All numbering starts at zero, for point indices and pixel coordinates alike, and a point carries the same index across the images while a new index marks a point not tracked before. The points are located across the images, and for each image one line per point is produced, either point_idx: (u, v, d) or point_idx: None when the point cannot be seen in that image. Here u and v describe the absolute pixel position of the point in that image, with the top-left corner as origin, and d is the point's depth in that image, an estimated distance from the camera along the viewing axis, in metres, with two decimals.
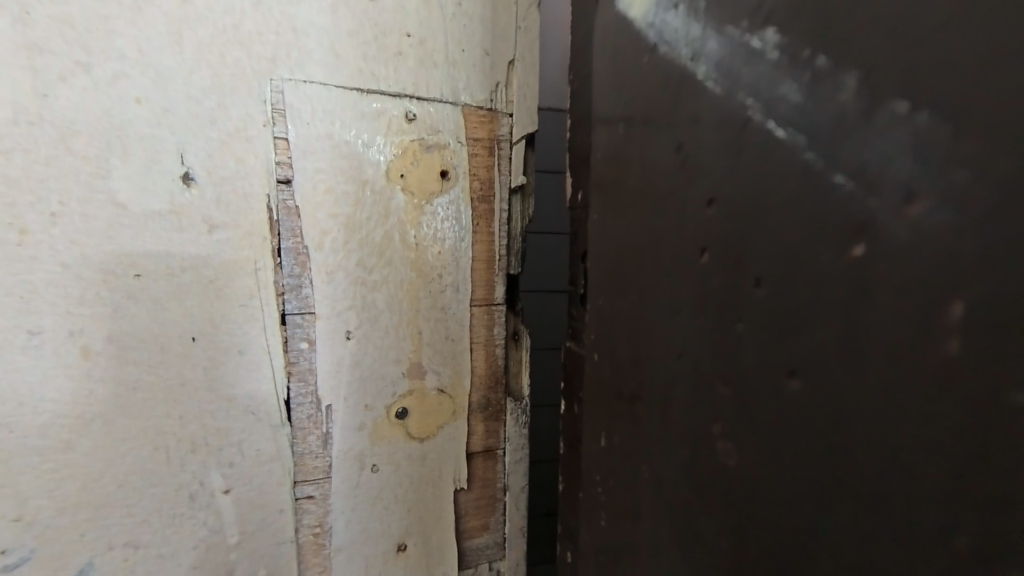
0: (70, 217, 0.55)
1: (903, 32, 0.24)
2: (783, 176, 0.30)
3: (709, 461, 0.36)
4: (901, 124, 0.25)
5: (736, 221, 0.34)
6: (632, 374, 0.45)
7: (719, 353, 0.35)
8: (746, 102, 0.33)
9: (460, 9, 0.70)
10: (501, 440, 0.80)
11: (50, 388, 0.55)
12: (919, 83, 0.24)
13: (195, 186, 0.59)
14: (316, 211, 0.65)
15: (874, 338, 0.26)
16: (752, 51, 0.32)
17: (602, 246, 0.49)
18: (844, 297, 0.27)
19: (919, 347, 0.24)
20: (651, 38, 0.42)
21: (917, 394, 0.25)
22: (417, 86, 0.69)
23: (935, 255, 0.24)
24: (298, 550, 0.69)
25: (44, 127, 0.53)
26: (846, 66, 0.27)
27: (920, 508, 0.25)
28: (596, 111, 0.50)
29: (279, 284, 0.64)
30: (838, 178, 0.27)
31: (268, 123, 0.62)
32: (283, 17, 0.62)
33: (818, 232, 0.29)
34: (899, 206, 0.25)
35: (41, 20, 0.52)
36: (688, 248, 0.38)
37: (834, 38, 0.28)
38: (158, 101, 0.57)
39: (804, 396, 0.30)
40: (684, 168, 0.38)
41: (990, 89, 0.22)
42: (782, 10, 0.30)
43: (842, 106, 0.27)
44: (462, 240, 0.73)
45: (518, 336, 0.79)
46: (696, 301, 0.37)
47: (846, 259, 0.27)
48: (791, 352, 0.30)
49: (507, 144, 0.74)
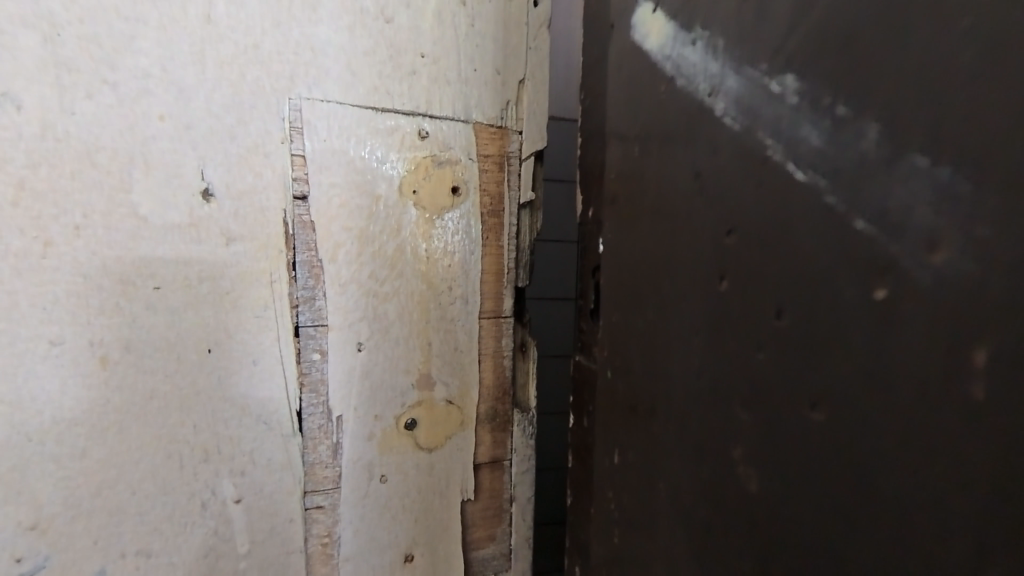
0: (92, 229, 0.56)
1: (926, 87, 0.25)
2: (805, 213, 0.31)
3: (727, 484, 0.37)
4: (923, 172, 0.26)
5: (755, 252, 0.35)
6: (647, 395, 0.46)
7: (739, 377, 0.36)
8: (767, 140, 0.34)
9: (471, 30, 0.71)
10: (507, 451, 0.80)
11: (67, 396, 0.56)
12: (942, 136, 0.25)
13: (213, 200, 0.61)
14: (331, 224, 0.66)
15: (897, 375, 0.27)
16: (771, 92, 0.34)
17: (615, 266, 0.50)
18: (868, 335, 0.28)
19: (946, 389, 0.25)
20: (668, 70, 0.43)
21: (941, 432, 0.25)
22: (430, 103, 0.70)
23: (958, 302, 0.25)
24: (306, 560, 0.69)
25: (70, 142, 0.54)
26: (867, 115, 0.28)
27: (939, 541, 0.25)
28: (610, 133, 0.51)
29: (293, 295, 0.65)
30: (859, 222, 0.28)
31: (285, 139, 0.63)
32: (302, 37, 0.63)
33: (840, 270, 0.29)
34: (922, 253, 0.26)
35: (70, 40, 0.54)
36: (706, 275, 0.39)
37: (854, 87, 0.29)
38: (180, 117, 0.58)
39: (825, 426, 0.30)
40: (704, 196, 0.39)
41: (1013, 148, 0.22)
42: (803, 54, 0.32)
43: (864, 152, 0.28)
44: (473, 253, 0.74)
45: (523, 348, 0.79)
46: (715, 328, 0.38)
47: (870, 298, 0.28)
48: (812, 383, 0.31)
49: (518, 160, 0.76)
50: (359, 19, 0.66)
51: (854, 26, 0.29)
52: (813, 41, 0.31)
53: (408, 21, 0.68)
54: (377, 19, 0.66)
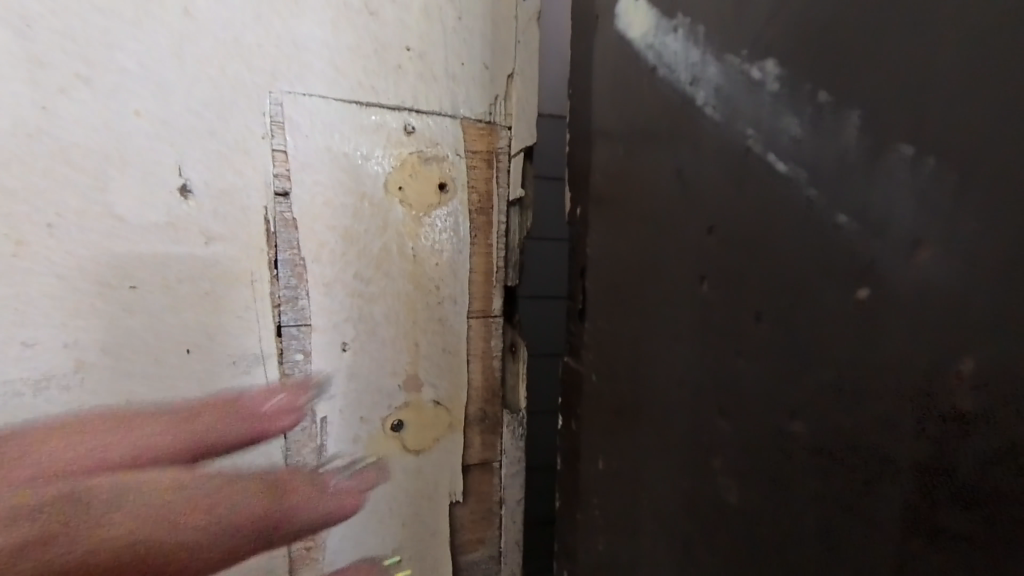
0: (66, 229, 0.54)
1: (909, 74, 0.24)
2: (786, 209, 0.30)
3: (708, 492, 0.36)
4: (905, 166, 0.24)
5: (735, 251, 0.34)
6: (630, 398, 0.44)
7: (721, 384, 0.35)
8: (747, 133, 0.33)
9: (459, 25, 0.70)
10: (497, 452, 0.79)
11: (41, 400, 0.54)
12: (926, 127, 0.24)
13: (192, 198, 0.59)
14: (314, 223, 0.65)
15: (879, 382, 0.26)
16: (752, 81, 0.32)
17: (600, 265, 0.49)
18: (854, 340, 0.27)
19: (929, 399, 0.24)
20: (650, 61, 0.42)
21: (931, 445, 0.24)
22: (417, 98, 0.69)
23: (945, 306, 0.23)
24: (291, 565, 0.68)
25: (43, 139, 0.53)
26: (848, 104, 0.27)
27: (923, 557, 0.24)
28: (595, 128, 0.50)
29: (276, 295, 0.64)
30: (841, 218, 0.27)
31: (266, 136, 0.62)
32: (283, 30, 0.62)
33: (823, 270, 0.28)
34: (907, 252, 0.25)
35: (42, 34, 0.52)
36: (687, 276, 0.38)
37: (836, 74, 0.27)
38: (157, 113, 0.57)
39: (805, 434, 0.29)
40: (686, 194, 0.38)
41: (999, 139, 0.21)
42: (783, 40, 0.30)
43: (846, 143, 0.27)
44: (461, 251, 0.73)
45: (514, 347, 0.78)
46: (696, 330, 0.37)
47: (854, 302, 0.27)
48: (793, 388, 0.30)
49: (506, 156, 0.74)
50: (343, 13, 0.64)
51: (835, 12, 0.27)
52: (794, 25, 0.30)
53: (394, 14, 0.66)
54: (362, 13, 0.65)
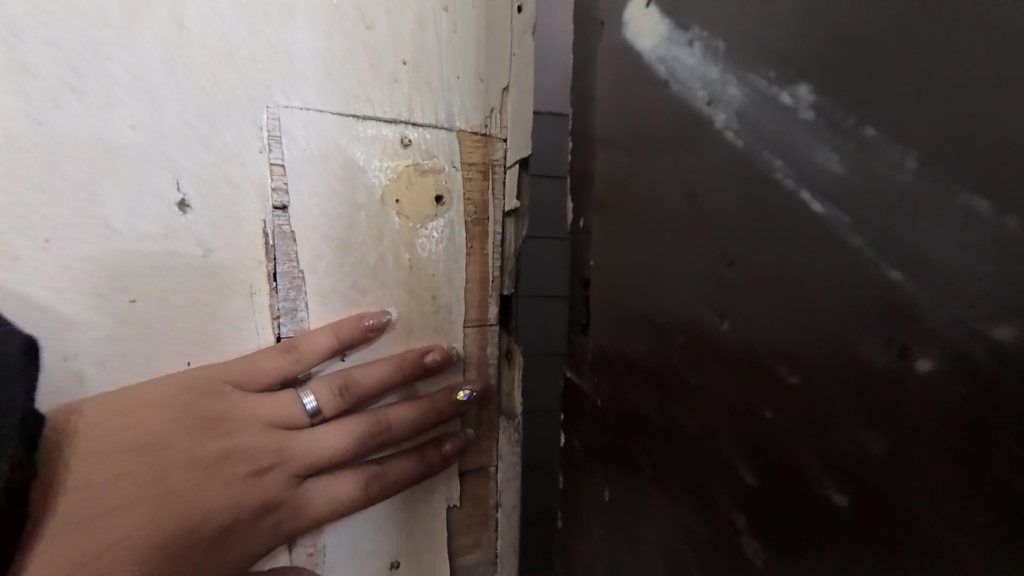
0: (61, 242, 0.53)
1: (985, 118, 0.21)
2: (823, 253, 0.28)
3: (724, 540, 0.35)
4: (976, 224, 0.22)
5: (760, 292, 0.32)
6: (639, 430, 0.43)
7: (737, 427, 0.34)
8: (775, 164, 0.30)
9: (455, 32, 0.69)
10: (490, 463, 0.77)
11: None
12: (1001, 181, 0.21)
13: (189, 212, 0.58)
14: (310, 233, 0.63)
15: (925, 460, 0.24)
16: (782, 106, 0.30)
17: (603, 283, 0.48)
18: (898, 407, 0.25)
19: (982, 488, 0.22)
20: (660, 73, 0.39)
21: (976, 534, 0.22)
22: (412, 110, 0.67)
23: (1002, 386, 0.21)
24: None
25: (35, 153, 0.52)
26: (903, 144, 0.24)
27: None
28: (599, 136, 0.48)
29: (273, 306, 0.63)
30: (893, 274, 0.24)
31: (261, 149, 0.60)
32: (278, 42, 0.60)
33: (868, 326, 0.26)
34: (974, 323, 0.22)
35: (31, 45, 0.51)
36: (706, 312, 0.36)
37: (887, 109, 0.25)
38: (150, 126, 0.55)
39: (835, 497, 0.28)
40: (703, 223, 0.36)
41: None
42: (822, 65, 0.28)
43: (900, 186, 0.24)
44: (453, 259, 0.71)
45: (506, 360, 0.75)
46: (716, 370, 0.35)
47: (897, 365, 0.25)
48: (822, 446, 0.28)
49: (503, 165, 0.72)
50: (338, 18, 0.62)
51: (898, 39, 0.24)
52: (838, 48, 0.27)
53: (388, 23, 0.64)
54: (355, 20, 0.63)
